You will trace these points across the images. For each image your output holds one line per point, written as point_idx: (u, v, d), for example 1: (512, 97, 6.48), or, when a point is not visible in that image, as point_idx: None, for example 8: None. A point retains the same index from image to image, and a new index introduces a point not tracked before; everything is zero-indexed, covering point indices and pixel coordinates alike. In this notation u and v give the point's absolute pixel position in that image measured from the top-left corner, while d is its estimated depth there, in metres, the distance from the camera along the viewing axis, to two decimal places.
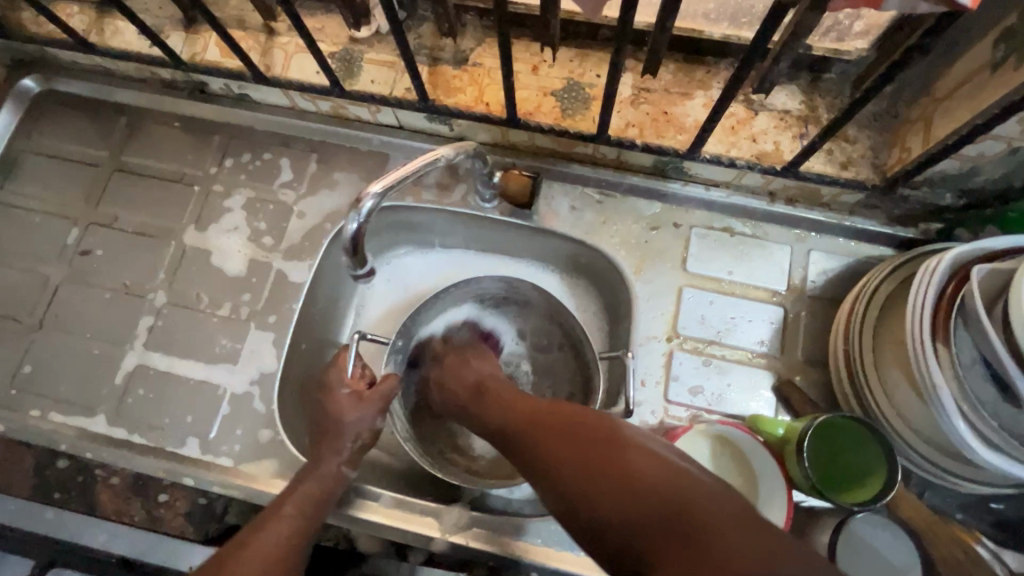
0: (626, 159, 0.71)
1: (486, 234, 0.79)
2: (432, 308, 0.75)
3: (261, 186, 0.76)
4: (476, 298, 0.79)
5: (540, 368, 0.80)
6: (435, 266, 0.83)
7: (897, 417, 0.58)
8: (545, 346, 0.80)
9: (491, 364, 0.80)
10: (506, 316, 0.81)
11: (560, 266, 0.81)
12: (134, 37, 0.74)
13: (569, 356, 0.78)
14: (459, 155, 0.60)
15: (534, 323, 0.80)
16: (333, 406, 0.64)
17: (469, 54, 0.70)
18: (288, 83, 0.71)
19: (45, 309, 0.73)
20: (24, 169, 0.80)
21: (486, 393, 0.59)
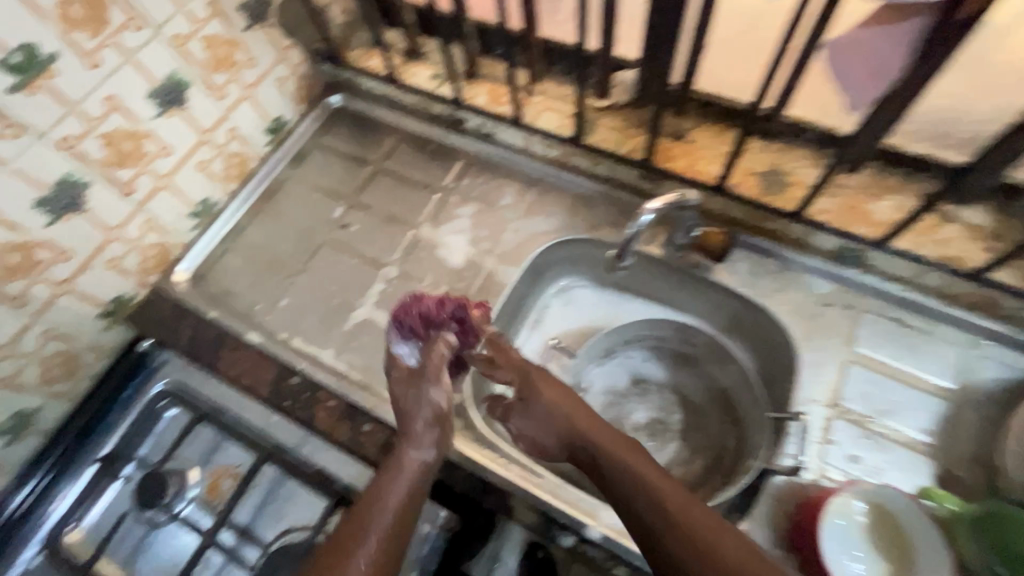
0: (810, 241, 0.80)
1: (661, 283, 0.90)
2: (608, 337, 0.87)
3: (487, 204, 0.94)
4: (645, 341, 0.90)
5: (691, 419, 0.87)
6: (606, 303, 0.95)
7: None
8: (700, 398, 0.88)
9: (646, 402, 0.89)
10: (665, 362, 0.90)
11: (720, 325, 0.89)
12: (426, 79, 0.98)
13: (724, 415, 0.85)
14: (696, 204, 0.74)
15: (694, 377, 0.89)
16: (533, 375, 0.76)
17: (686, 132, 0.85)
18: (535, 130, 0.90)
19: (307, 262, 0.93)
20: (313, 158, 1.04)
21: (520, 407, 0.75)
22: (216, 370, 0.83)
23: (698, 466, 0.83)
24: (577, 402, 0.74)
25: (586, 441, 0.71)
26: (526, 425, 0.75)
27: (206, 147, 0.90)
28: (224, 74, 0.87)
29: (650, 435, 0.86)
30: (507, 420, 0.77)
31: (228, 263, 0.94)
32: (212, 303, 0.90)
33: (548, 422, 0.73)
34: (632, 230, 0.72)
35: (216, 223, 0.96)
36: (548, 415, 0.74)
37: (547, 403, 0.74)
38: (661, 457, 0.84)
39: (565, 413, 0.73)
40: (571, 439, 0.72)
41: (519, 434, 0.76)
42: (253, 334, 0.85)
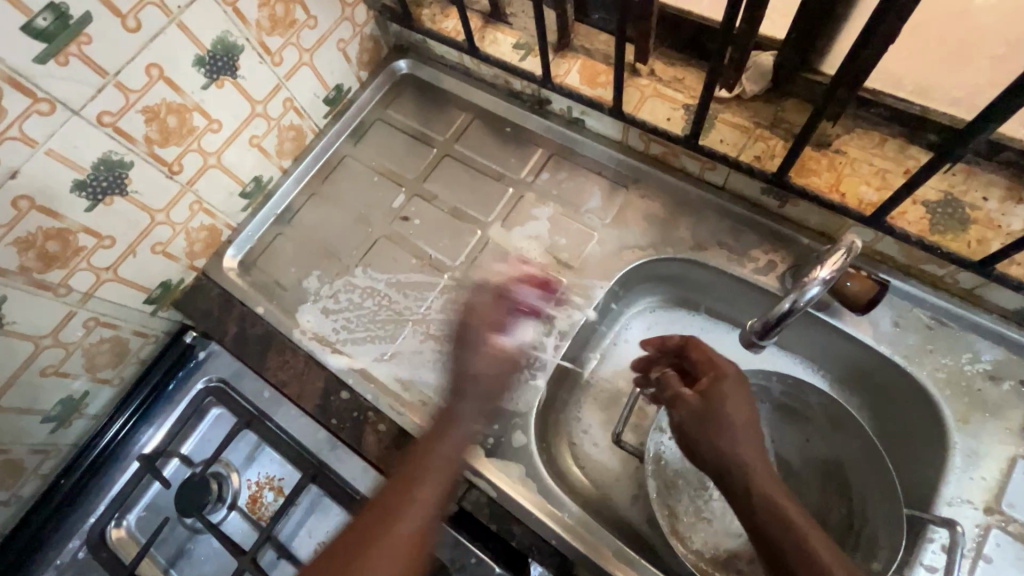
0: (984, 295, 0.63)
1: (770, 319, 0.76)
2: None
3: (569, 206, 0.81)
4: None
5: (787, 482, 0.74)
6: (697, 333, 0.82)
7: None
8: (801, 460, 0.74)
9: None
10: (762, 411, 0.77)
11: (834, 375, 0.74)
12: (509, 49, 0.83)
13: (831, 488, 0.71)
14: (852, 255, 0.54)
15: (799, 434, 0.74)
16: (721, 366, 0.65)
17: (833, 138, 0.67)
18: (637, 121, 0.74)
19: (362, 256, 0.83)
20: (374, 133, 0.92)
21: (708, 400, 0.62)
22: (262, 374, 0.77)
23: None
24: (752, 423, 0.61)
25: (734, 454, 0.59)
26: (694, 423, 0.62)
27: (259, 120, 0.79)
28: (280, 36, 0.75)
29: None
30: (672, 406, 0.65)
31: (278, 249, 0.86)
32: (261, 295, 0.82)
33: (719, 437, 0.60)
34: (788, 305, 0.57)
35: (268, 203, 0.87)
36: (724, 425, 0.60)
37: (726, 414, 0.61)
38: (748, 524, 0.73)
39: (748, 434, 0.60)
40: (724, 460, 0.59)
41: (680, 425, 0.63)
42: (301, 336, 0.78)
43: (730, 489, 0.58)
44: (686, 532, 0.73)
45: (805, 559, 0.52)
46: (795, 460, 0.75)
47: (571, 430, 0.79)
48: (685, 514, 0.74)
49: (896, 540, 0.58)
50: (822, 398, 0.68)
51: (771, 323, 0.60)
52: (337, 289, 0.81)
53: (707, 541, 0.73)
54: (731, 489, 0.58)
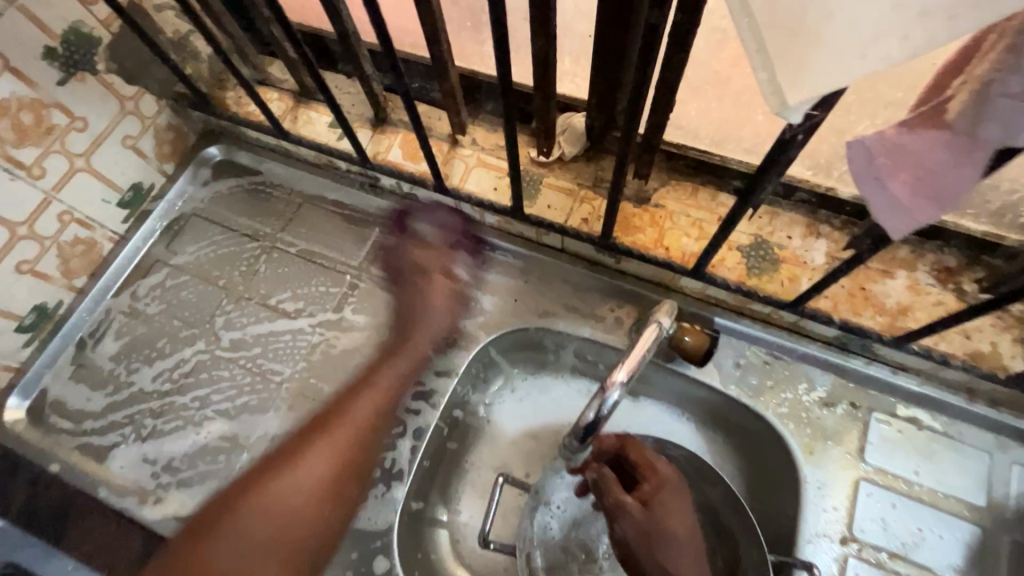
0: (805, 326, 0.66)
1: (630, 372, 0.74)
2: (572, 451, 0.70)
3: (412, 286, 0.75)
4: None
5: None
6: (565, 394, 0.79)
7: None
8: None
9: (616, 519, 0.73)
10: None
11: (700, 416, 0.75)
12: (324, 129, 0.78)
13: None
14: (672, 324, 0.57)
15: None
16: (656, 469, 0.62)
17: (651, 193, 0.69)
18: (464, 195, 0.71)
19: (182, 376, 0.72)
20: (188, 232, 0.81)
21: (652, 518, 0.59)
22: (61, 549, 0.63)
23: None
24: (692, 534, 0.60)
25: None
26: (640, 541, 0.58)
27: (27, 242, 0.67)
28: (34, 146, 0.64)
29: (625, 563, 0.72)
30: (614, 516, 0.60)
31: (77, 385, 0.72)
32: (60, 446, 0.69)
33: (666, 560, 0.57)
34: (593, 413, 0.54)
35: (60, 333, 0.74)
36: (671, 544, 0.58)
37: (670, 529, 0.58)
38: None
39: (688, 548, 0.58)
40: None
41: (623, 540, 0.59)
42: (111, 490, 0.65)
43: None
44: None
45: None
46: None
47: (448, 528, 0.73)
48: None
49: None
50: (685, 449, 0.68)
51: (585, 431, 0.56)
52: (155, 423, 0.70)
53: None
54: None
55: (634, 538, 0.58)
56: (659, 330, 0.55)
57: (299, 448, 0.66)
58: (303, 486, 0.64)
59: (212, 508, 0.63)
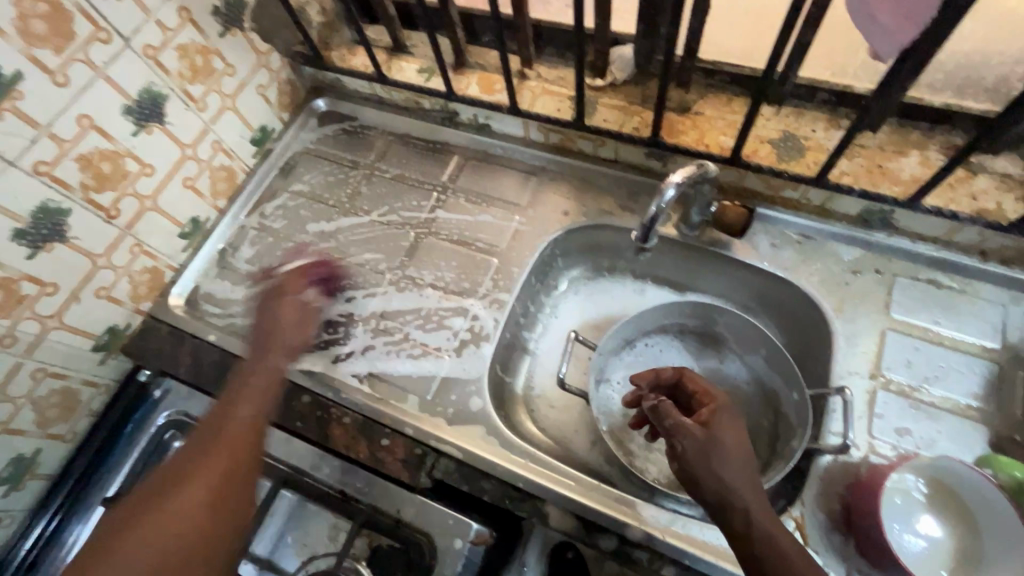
0: (832, 207, 0.76)
1: (681, 266, 0.87)
2: (632, 327, 0.84)
3: (489, 198, 0.90)
4: (663, 329, 0.87)
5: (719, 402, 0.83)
6: (623, 293, 0.92)
7: None
8: (725, 382, 0.84)
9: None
10: (688, 347, 0.87)
11: (743, 303, 0.86)
12: (413, 74, 0.94)
13: (755, 398, 0.81)
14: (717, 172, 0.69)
15: (721, 362, 0.85)
16: (714, 396, 0.67)
17: (692, 103, 0.81)
18: (534, 116, 0.86)
19: (303, 272, 0.88)
20: (302, 166, 0.99)
21: (713, 434, 0.60)
22: (222, 396, 0.79)
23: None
24: (746, 453, 0.60)
25: (732, 488, 0.56)
26: (697, 454, 0.59)
27: (190, 162, 0.85)
28: (202, 84, 0.82)
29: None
30: (673, 435, 0.61)
31: (223, 282, 0.90)
32: (212, 325, 0.86)
33: (724, 471, 0.57)
34: (656, 207, 0.66)
35: (207, 242, 0.92)
36: (727, 457, 0.58)
37: (725, 443, 0.59)
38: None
39: (747, 468, 0.58)
40: (727, 497, 0.56)
41: (680, 456, 0.60)
42: (257, 354, 0.81)
43: (730, 524, 0.56)
44: (644, 464, 0.80)
45: None
46: (722, 383, 0.84)
47: (524, 397, 0.86)
48: (639, 449, 0.82)
49: (807, 415, 0.68)
50: (729, 318, 0.80)
51: (648, 228, 0.69)
52: None
53: (660, 468, 0.80)
54: (730, 522, 0.55)
55: (693, 450, 0.59)
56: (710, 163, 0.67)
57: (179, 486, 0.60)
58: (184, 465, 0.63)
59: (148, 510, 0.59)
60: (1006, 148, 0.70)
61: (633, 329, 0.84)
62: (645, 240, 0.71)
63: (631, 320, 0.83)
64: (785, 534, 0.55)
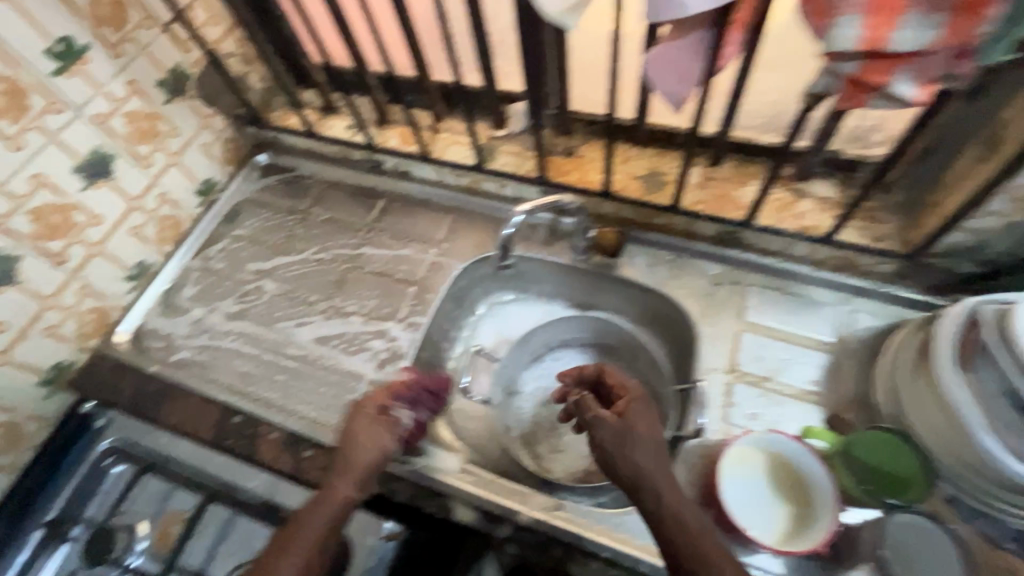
0: (694, 229, 0.90)
1: (579, 286, 0.98)
2: (535, 342, 0.96)
3: (410, 235, 1.02)
4: (566, 343, 0.98)
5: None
6: (533, 312, 1.03)
7: (928, 435, 0.66)
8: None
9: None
10: (590, 357, 0.98)
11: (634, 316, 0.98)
12: (342, 130, 1.07)
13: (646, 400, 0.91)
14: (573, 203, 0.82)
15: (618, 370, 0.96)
16: (632, 389, 0.73)
17: (576, 148, 0.96)
18: (444, 162, 0.99)
19: (241, 306, 0.97)
20: (244, 213, 1.09)
21: (627, 423, 0.67)
22: (160, 421, 0.86)
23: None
24: (658, 438, 0.66)
25: (643, 469, 0.63)
26: (613, 442, 0.66)
27: (137, 212, 0.95)
28: (148, 144, 0.94)
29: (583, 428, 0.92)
30: (593, 427, 0.69)
31: (166, 318, 0.98)
32: (154, 358, 0.93)
33: (636, 455, 0.64)
34: (505, 232, 0.77)
35: (153, 284, 1.01)
36: (639, 442, 0.65)
37: (637, 431, 0.66)
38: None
39: (657, 450, 0.65)
40: (637, 477, 0.63)
41: (599, 444, 0.67)
42: (194, 381, 0.89)
43: (642, 502, 0.62)
44: (550, 465, 0.89)
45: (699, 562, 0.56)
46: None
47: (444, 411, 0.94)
48: (545, 450, 0.91)
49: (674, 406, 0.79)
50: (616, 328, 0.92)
51: None
52: (224, 338, 0.94)
53: (566, 468, 0.89)
54: (643, 499, 0.62)
55: (609, 438, 0.66)
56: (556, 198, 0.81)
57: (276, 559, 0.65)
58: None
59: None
60: (824, 176, 0.85)
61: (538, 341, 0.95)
62: None
63: (531, 336, 0.95)
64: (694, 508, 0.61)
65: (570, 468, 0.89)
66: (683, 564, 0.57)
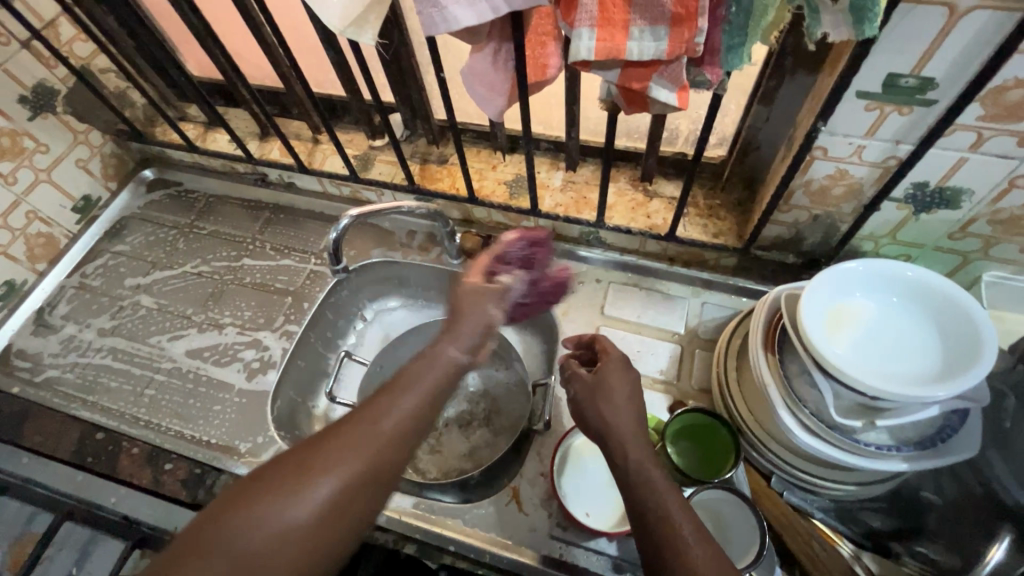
0: (559, 230, 0.94)
1: (460, 289, 1.00)
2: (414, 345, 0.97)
3: (291, 246, 1.02)
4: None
5: (492, 405, 0.95)
6: (417, 315, 1.03)
7: (749, 414, 0.71)
8: (499, 387, 0.96)
9: (454, 401, 0.97)
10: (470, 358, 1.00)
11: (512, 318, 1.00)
12: (225, 144, 1.08)
13: (520, 398, 0.94)
14: (419, 209, 0.81)
15: (497, 371, 0.97)
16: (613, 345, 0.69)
17: (449, 156, 0.98)
18: (322, 173, 1.01)
19: (114, 322, 0.96)
20: (128, 228, 1.08)
21: (598, 378, 0.64)
22: (19, 443, 0.83)
23: (501, 441, 0.91)
24: (635, 398, 0.63)
25: (612, 428, 0.60)
26: (585, 396, 0.64)
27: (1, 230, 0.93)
28: (10, 162, 0.92)
29: (460, 428, 0.94)
30: (569, 382, 0.67)
31: (37, 338, 0.96)
32: (20, 379, 0.91)
33: (606, 412, 0.61)
34: (333, 233, 0.78)
35: (25, 302, 0.99)
36: (611, 398, 0.62)
37: (610, 389, 0.63)
38: (470, 444, 0.92)
39: (629, 406, 0.61)
40: (607, 432, 0.60)
41: (574, 401, 0.66)
42: (59, 400, 0.87)
43: (611, 456, 0.59)
44: (427, 466, 0.91)
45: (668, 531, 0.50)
46: (496, 388, 0.97)
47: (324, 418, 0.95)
48: (422, 452, 0.92)
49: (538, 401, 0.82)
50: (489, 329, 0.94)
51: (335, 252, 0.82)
52: (94, 355, 0.93)
53: (440, 467, 0.91)
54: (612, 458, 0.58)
55: (580, 391, 0.65)
56: (397, 207, 0.79)
57: (308, 496, 0.47)
58: (370, 450, 0.51)
59: (285, 483, 0.48)
60: (673, 177, 0.90)
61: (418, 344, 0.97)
62: (335, 263, 0.84)
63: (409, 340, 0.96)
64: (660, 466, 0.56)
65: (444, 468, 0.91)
66: (648, 531, 0.52)
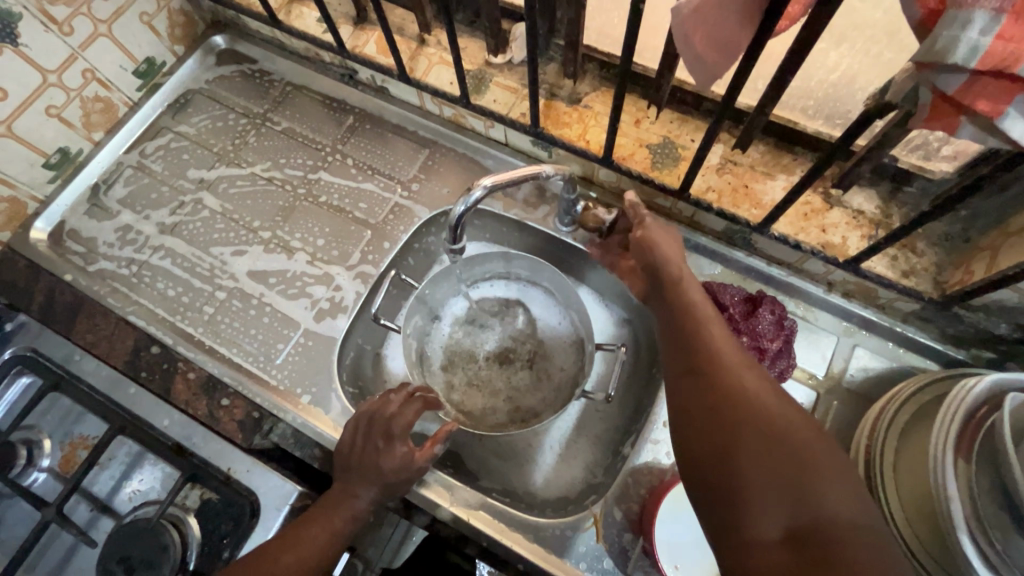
0: (700, 220, 0.77)
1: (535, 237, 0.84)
2: (467, 270, 0.78)
3: (376, 166, 0.87)
4: (500, 275, 0.82)
5: (538, 348, 0.79)
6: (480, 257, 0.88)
7: (897, 508, 0.58)
8: (547, 330, 0.80)
9: (496, 333, 0.81)
10: (524, 289, 0.82)
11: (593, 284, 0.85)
12: (312, 22, 0.88)
13: (570, 345, 0.78)
14: (557, 176, 0.66)
15: (552, 316, 0.80)
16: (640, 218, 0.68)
17: (582, 96, 0.79)
18: (424, 86, 0.82)
19: (174, 220, 0.86)
20: (193, 106, 0.94)
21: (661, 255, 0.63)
22: (69, 338, 0.77)
23: (543, 393, 0.77)
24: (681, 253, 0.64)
25: (709, 348, 0.52)
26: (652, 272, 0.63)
27: (56, 90, 0.80)
28: (66, 5, 0.76)
29: (499, 364, 0.79)
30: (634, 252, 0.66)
31: (91, 219, 0.86)
32: (74, 264, 0.83)
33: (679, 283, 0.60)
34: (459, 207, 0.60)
35: (79, 175, 0.88)
36: (680, 282, 0.60)
37: (702, 317, 0.56)
38: (509, 386, 0.77)
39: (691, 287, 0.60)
40: (674, 309, 0.58)
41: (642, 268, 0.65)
42: (114, 299, 0.80)
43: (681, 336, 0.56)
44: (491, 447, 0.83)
45: (746, 415, 0.46)
46: (545, 329, 0.80)
47: None
48: (459, 386, 0.78)
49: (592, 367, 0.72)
50: (552, 273, 0.76)
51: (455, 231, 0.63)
52: (153, 254, 0.84)
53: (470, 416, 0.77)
54: (686, 331, 0.55)
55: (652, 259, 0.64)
56: (537, 172, 0.63)
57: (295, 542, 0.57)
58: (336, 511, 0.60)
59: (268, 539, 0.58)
60: (866, 183, 0.70)
61: (467, 272, 0.78)
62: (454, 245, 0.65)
63: (467, 261, 0.77)
64: (775, 395, 0.47)
65: (472, 404, 0.77)
66: (719, 391, 0.48)
